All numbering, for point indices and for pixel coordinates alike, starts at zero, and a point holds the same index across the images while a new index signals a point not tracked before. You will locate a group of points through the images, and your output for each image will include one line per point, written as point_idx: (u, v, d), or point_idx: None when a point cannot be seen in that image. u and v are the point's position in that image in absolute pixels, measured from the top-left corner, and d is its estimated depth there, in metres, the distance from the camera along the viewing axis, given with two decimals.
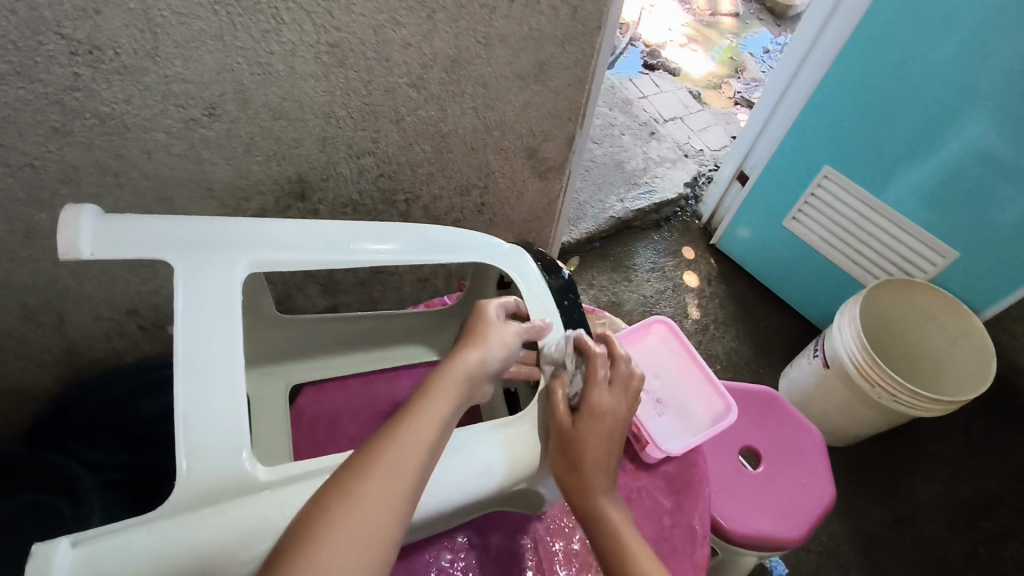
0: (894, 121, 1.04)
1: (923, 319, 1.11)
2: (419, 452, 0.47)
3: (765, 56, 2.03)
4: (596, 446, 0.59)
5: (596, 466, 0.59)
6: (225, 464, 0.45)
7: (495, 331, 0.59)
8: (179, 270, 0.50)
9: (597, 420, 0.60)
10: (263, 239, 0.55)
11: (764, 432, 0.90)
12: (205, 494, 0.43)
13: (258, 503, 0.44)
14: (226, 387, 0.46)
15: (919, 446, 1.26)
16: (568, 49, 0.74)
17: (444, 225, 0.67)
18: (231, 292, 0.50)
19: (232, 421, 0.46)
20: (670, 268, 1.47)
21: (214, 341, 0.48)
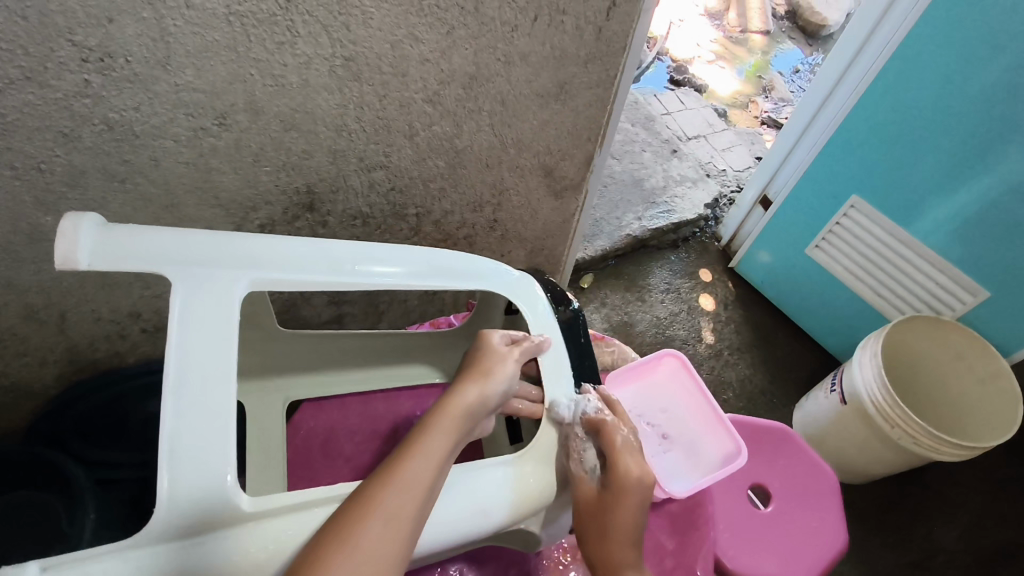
0: (928, 151, 1.00)
1: (948, 358, 1.07)
2: (421, 490, 0.48)
3: (794, 76, 1.99)
4: (626, 517, 0.59)
5: (625, 531, 0.59)
6: (208, 494, 0.43)
7: (499, 366, 0.62)
8: (176, 285, 0.48)
9: (624, 494, 0.60)
10: (265, 254, 0.53)
11: (776, 470, 0.87)
12: (185, 522, 0.42)
13: (238, 536, 0.44)
14: (216, 413, 0.44)
15: (936, 488, 1.21)
16: (590, 69, 0.72)
17: (452, 250, 0.66)
18: (229, 312, 0.48)
19: (219, 445, 0.44)
20: (686, 290, 1.44)
21: (208, 363, 0.46)
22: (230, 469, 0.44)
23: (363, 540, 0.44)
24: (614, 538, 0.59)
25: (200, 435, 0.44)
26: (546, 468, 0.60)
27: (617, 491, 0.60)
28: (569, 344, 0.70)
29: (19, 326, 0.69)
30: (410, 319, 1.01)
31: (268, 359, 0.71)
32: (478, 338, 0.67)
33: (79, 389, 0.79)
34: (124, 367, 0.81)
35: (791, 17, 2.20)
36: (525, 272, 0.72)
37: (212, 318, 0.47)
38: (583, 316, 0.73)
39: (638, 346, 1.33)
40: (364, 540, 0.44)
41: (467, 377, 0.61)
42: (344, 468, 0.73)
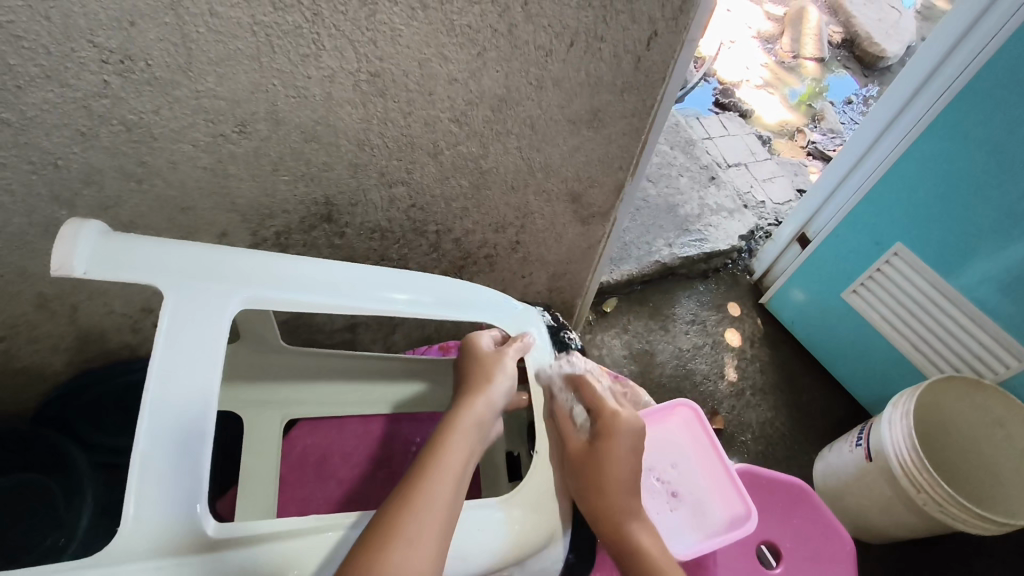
0: (980, 202, 0.95)
1: (987, 424, 1.01)
2: (446, 506, 0.49)
3: (846, 107, 1.92)
4: (619, 461, 0.62)
5: (621, 481, 0.61)
6: (174, 517, 0.41)
7: (499, 372, 0.64)
8: (170, 295, 0.46)
9: (614, 435, 0.63)
10: (267, 270, 0.52)
11: (788, 530, 0.82)
12: (147, 545, 0.40)
13: (199, 565, 0.41)
14: (192, 432, 0.43)
15: (960, 559, 1.15)
16: (626, 98, 0.69)
17: (458, 280, 0.65)
18: (218, 331, 0.47)
19: (191, 466, 0.42)
20: (712, 323, 1.39)
21: (191, 376, 0.44)
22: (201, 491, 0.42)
23: (398, 554, 0.44)
24: (610, 484, 0.61)
25: (172, 456, 0.42)
26: (532, 517, 0.57)
27: (607, 437, 0.63)
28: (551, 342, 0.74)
29: (30, 314, 0.69)
30: (424, 332, 0.99)
31: (271, 369, 0.69)
32: (467, 345, 0.68)
33: (93, 375, 0.79)
34: (139, 360, 0.81)
35: (849, 46, 2.12)
36: (533, 307, 0.75)
37: (200, 334, 0.46)
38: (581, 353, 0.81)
39: (657, 378, 1.29)
40: (401, 551, 0.44)
41: (468, 391, 0.62)
42: (335, 490, 0.72)
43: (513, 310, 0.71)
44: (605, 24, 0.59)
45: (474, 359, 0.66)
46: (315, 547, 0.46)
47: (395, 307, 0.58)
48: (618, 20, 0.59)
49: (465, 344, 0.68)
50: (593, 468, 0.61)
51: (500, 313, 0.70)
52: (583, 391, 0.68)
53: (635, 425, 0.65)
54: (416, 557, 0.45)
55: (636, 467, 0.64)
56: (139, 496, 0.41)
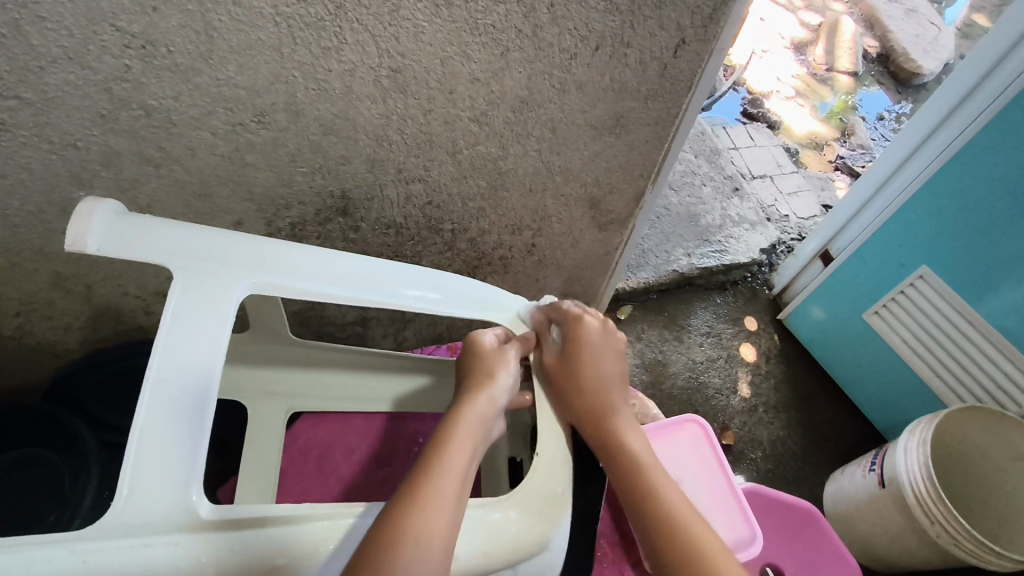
0: (1011, 229, 0.92)
1: (1006, 458, 0.98)
2: (449, 499, 0.49)
3: (878, 123, 1.88)
4: (594, 369, 0.66)
5: (598, 384, 0.66)
6: (168, 494, 0.40)
7: (501, 368, 0.63)
8: (177, 279, 0.46)
9: (587, 347, 0.67)
10: (274, 258, 0.51)
11: (794, 555, 0.80)
12: (139, 522, 0.39)
13: (192, 542, 0.39)
14: (191, 409, 0.42)
15: None
16: (651, 105, 0.67)
17: (467, 279, 0.64)
18: (222, 313, 0.46)
19: (186, 449, 0.41)
20: (727, 336, 1.37)
21: (193, 355, 0.44)
22: (196, 473, 0.41)
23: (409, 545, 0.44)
24: (589, 389, 0.65)
25: (171, 432, 0.41)
26: (533, 514, 0.55)
27: (581, 351, 0.67)
28: None
29: (46, 291, 0.70)
30: (435, 330, 0.98)
31: (279, 360, 0.69)
32: (468, 341, 0.66)
33: (104, 355, 0.79)
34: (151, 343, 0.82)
35: (884, 61, 2.08)
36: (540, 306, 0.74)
37: (204, 317, 0.46)
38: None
39: (668, 389, 1.27)
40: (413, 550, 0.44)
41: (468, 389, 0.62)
42: (335, 485, 0.72)
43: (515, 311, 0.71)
44: (633, 29, 0.58)
45: (473, 356, 0.65)
46: (316, 533, 0.44)
47: (406, 301, 0.57)
48: (646, 26, 0.58)
49: (466, 344, 0.66)
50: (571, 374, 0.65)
51: (503, 315, 0.70)
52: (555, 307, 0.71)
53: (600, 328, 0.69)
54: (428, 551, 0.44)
55: (613, 373, 0.68)
56: (133, 475, 0.40)
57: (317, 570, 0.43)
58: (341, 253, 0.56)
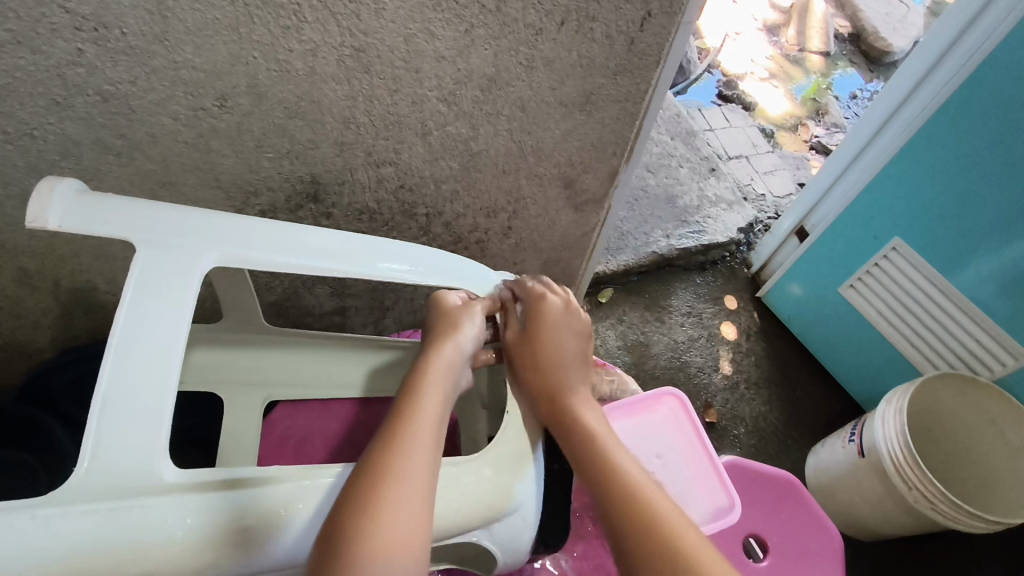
0: (980, 198, 0.93)
1: (980, 423, 1.00)
2: (427, 465, 0.48)
3: (851, 101, 1.90)
4: (551, 339, 0.65)
5: (554, 358, 0.65)
6: (135, 464, 0.39)
7: (467, 319, 0.62)
8: (140, 251, 0.45)
9: (546, 312, 0.66)
10: (239, 228, 0.49)
11: (775, 524, 0.81)
12: (106, 489, 0.38)
13: (161, 510, 0.38)
14: (156, 378, 0.41)
15: (951, 555, 1.14)
16: (620, 81, 0.67)
17: (435, 250, 0.63)
18: (187, 282, 0.45)
19: (152, 421, 0.40)
20: (708, 315, 1.38)
21: (157, 323, 0.42)
22: (162, 444, 0.40)
23: (388, 505, 0.44)
24: (546, 362, 0.64)
25: (134, 401, 0.40)
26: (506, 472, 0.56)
27: (537, 317, 0.66)
28: None
29: (12, 288, 0.68)
30: (415, 317, 0.98)
31: (255, 350, 0.69)
32: (431, 301, 0.65)
33: (78, 352, 0.78)
34: None
35: (855, 40, 2.09)
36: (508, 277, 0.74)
37: (168, 285, 0.44)
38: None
39: (650, 370, 1.28)
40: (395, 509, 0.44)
41: (434, 342, 0.61)
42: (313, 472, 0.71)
43: (484, 279, 0.70)
44: (597, 3, 0.57)
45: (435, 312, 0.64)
46: (288, 496, 0.43)
47: (378, 269, 0.56)
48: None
49: (430, 303, 0.65)
50: (533, 347, 0.65)
51: (474, 285, 0.69)
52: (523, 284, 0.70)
53: (564, 304, 0.68)
54: (411, 515, 0.44)
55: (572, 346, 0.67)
56: (97, 444, 0.39)
57: (290, 530, 0.42)
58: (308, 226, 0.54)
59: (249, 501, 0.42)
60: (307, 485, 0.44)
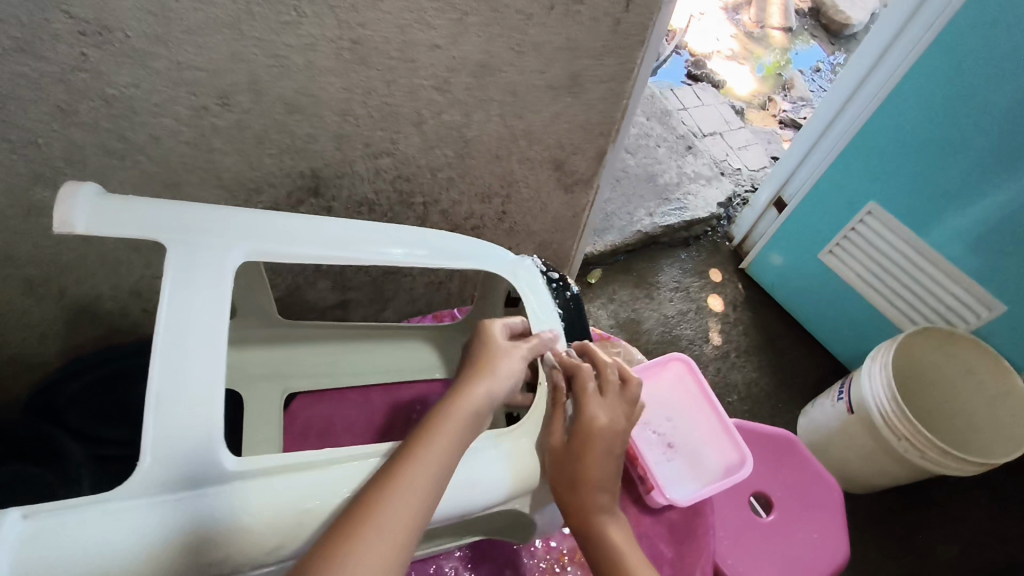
0: (948, 158, 0.98)
1: (960, 373, 1.05)
2: (404, 523, 0.41)
3: (814, 75, 1.95)
4: (596, 465, 0.55)
5: (598, 482, 0.55)
6: (193, 455, 0.40)
7: (503, 364, 0.55)
8: (170, 252, 0.45)
9: (595, 438, 0.55)
10: (261, 222, 0.50)
11: (779, 479, 0.84)
12: (169, 482, 0.39)
13: (221, 498, 0.40)
14: (203, 371, 0.42)
15: (939, 501, 1.20)
16: (606, 62, 0.69)
17: (455, 233, 0.62)
18: (221, 277, 0.46)
19: (203, 414, 0.41)
20: (695, 289, 1.42)
21: (197, 318, 0.43)
22: (216, 434, 0.41)
23: (393, 494, 0.42)
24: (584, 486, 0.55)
25: (185, 392, 0.41)
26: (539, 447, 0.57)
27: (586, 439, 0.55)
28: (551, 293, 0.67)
29: (15, 300, 0.68)
30: (414, 307, 1.00)
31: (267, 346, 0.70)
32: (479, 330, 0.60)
33: (84, 360, 0.80)
34: (132, 346, 0.82)
35: (816, 15, 2.15)
36: (527, 256, 0.68)
37: (205, 282, 0.45)
38: (581, 301, 0.70)
39: (644, 345, 1.31)
40: (400, 495, 0.42)
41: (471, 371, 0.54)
42: None
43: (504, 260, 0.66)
44: None
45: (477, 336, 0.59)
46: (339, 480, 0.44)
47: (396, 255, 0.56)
48: None
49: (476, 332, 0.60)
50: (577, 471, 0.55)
51: (491, 265, 0.64)
52: (581, 378, 0.59)
53: (616, 425, 0.57)
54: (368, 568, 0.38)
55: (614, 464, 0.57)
56: (154, 441, 0.39)
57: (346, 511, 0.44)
58: (327, 218, 0.55)
59: (298, 485, 0.43)
60: (348, 468, 0.45)
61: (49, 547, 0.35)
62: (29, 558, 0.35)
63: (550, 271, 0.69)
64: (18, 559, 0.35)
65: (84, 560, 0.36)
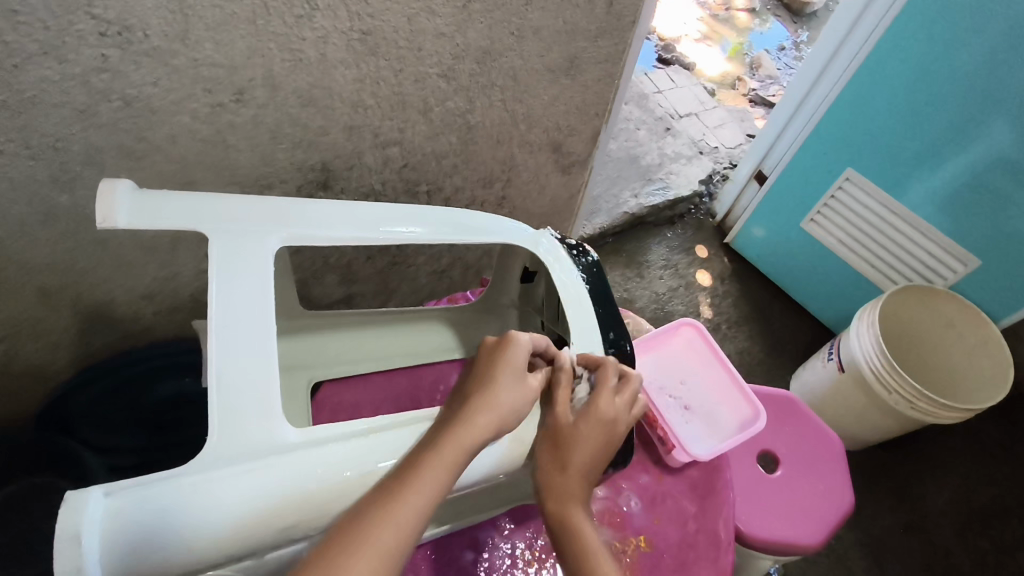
0: (916, 123, 1.03)
1: (939, 327, 1.10)
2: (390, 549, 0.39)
3: (780, 53, 2.01)
4: (588, 452, 0.54)
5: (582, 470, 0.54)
6: (256, 430, 0.43)
7: (509, 384, 0.50)
8: (213, 240, 0.48)
9: (596, 426, 0.55)
10: (293, 209, 0.53)
11: (783, 436, 0.88)
12: (238, 455, 0.41)
13: (289, 464, 0.42)
14: (258, 352, 0.45)
15: (927, 451, 1.26)
16: (600, 43, 0.72)
17: (472, 211, 0.64)
18: (263, 263, 0.48)
19: (264, 390, 0.44)
20: (683, 266, 1.46)
21: (247, 304, 0.46)
22: (276, 406, 0.44)
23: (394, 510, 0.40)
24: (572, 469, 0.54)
25: (242, 372, 0.44)
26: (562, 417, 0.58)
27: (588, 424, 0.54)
28: (576, 265, 0.67)
29: (29, 310, 0.68)
30: (418, 297, 1.01)
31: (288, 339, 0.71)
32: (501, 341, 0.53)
33: (102, 368, 0.79)
34: (138, 351, 0.80)
35: None
36: (547, 229, 0.69)
37: (249, 270, 0.48)
38: (603, 266, 0.69)
39: None
40: (414, 493, 0.42)
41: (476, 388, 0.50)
42: None
43: (525, 233, 0.67)
44: None
45: (496, 347, 0.53)
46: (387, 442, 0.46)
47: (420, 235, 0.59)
48: None
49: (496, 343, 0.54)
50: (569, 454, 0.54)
51: (511, 239, 0.66)
52: (604, 373, 0.57)
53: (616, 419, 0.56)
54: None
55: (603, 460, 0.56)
56: (222, 417, 0.42)
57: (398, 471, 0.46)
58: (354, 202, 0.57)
59: (352, 451, 0.45)
60: (395, 434, 0.47)
61: (135, 519, 0.37)
62: (117, 532, 0.36)
63: (568, 240, 0.69)
64: (107, 536, 0.36)
65: (169, 528, 0.38)
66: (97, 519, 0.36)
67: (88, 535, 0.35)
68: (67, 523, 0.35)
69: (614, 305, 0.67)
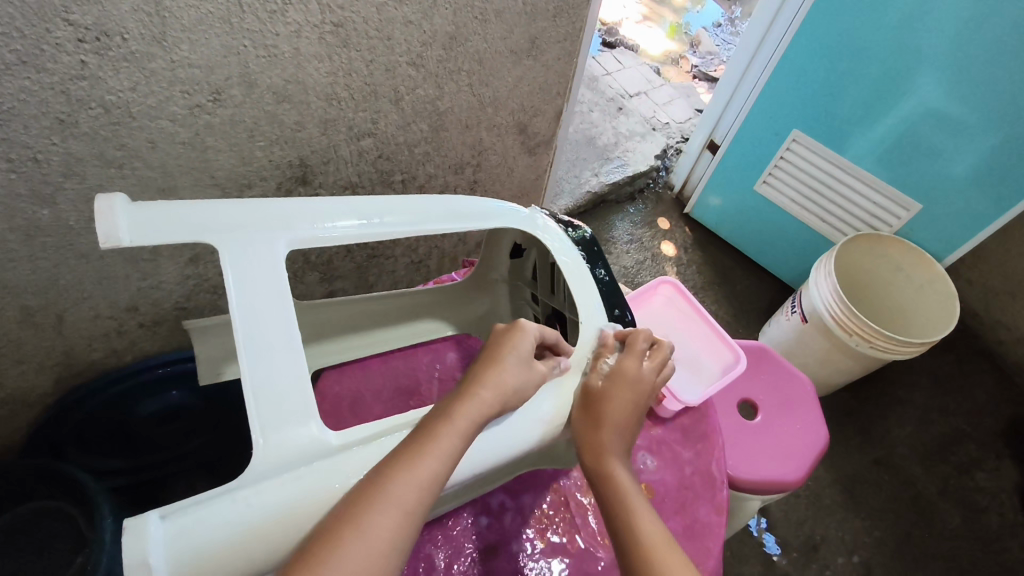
0: (854, 84, 1.09)
1: (888, 270, 1.18)
2: (379, 544, 0.39)
3: (716, 29, 2.08)
4: (620, 404, 0.57)
5: (616, 422, 0.56)
6: (298, 433, 0.45)
7: (510, 357, 0.53)
8: (223, 249, 0.49)
9: (625, 384, 0.58)
10: (292, 210, 0.54)
11: (760, 383, 0.94)
12: (285, 461, 0.44)
13: (333, 466, 0.45)
14: (286, 354, 0.47)
15: (887, 390, 1.34)
16: (558, 23, 0.76)
17: (464, 197, 0.66)
18: (277, 267, 0.50)
19: (299, 392, 0.46)
20: (647, 239, 1.51)
21: (269, 308, 0.48)
22: (312, 410, 0.46)
23: (394, 483, 0.41)
24: (604, 420, 0.56)
25: (274, 375, 0.46)
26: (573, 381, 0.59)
27: (617, 382, 0.58)
28: (573, 242, 0.71)
29: (13, 332, 0.67)
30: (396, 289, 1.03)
31: None
32: (506, 329, 0.56)
33: (81, 392, 0.77)
34: (121, 368, 0.80)
35: None
36: (536, 207, 0.72)
37: (264, 274, 0.49)
38: (599, 242, 0.72)
39: None
40: (402, 480, 0.42)
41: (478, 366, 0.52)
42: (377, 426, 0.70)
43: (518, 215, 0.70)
44: None
45: (504, 334, 0.55)
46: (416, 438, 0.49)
47: (420, 227, 0.61)
48: None
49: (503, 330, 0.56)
50: (598, 405, 0.57)
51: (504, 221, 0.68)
52: (633, 340, 0.62)
53: (646, 379, 0.60)
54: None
55: (637, 417, 0.59)
56: (262, 424, 0.44)
57: None
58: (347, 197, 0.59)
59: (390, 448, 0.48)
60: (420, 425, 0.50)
61: (195, 536, 0.38)
62: (180, 551, 0.38)
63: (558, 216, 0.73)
64: (171, 553, 0.37)
65: (227, 539, 0.39)
66: (159, 542, 0.37)
67: (154, 555, 0.36)
68: (131, 548, 0.36)
69: (608, 276, 0.70)
